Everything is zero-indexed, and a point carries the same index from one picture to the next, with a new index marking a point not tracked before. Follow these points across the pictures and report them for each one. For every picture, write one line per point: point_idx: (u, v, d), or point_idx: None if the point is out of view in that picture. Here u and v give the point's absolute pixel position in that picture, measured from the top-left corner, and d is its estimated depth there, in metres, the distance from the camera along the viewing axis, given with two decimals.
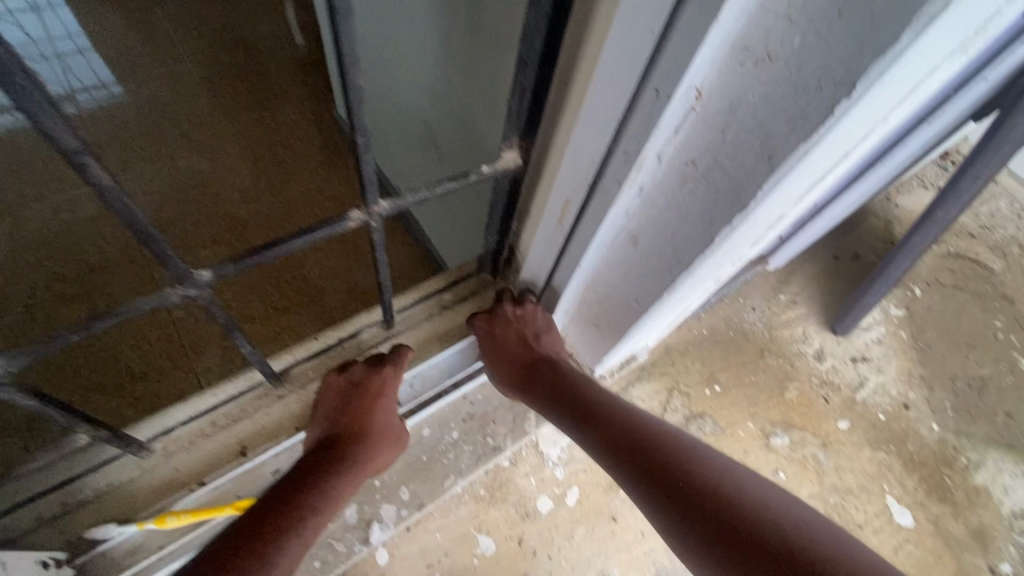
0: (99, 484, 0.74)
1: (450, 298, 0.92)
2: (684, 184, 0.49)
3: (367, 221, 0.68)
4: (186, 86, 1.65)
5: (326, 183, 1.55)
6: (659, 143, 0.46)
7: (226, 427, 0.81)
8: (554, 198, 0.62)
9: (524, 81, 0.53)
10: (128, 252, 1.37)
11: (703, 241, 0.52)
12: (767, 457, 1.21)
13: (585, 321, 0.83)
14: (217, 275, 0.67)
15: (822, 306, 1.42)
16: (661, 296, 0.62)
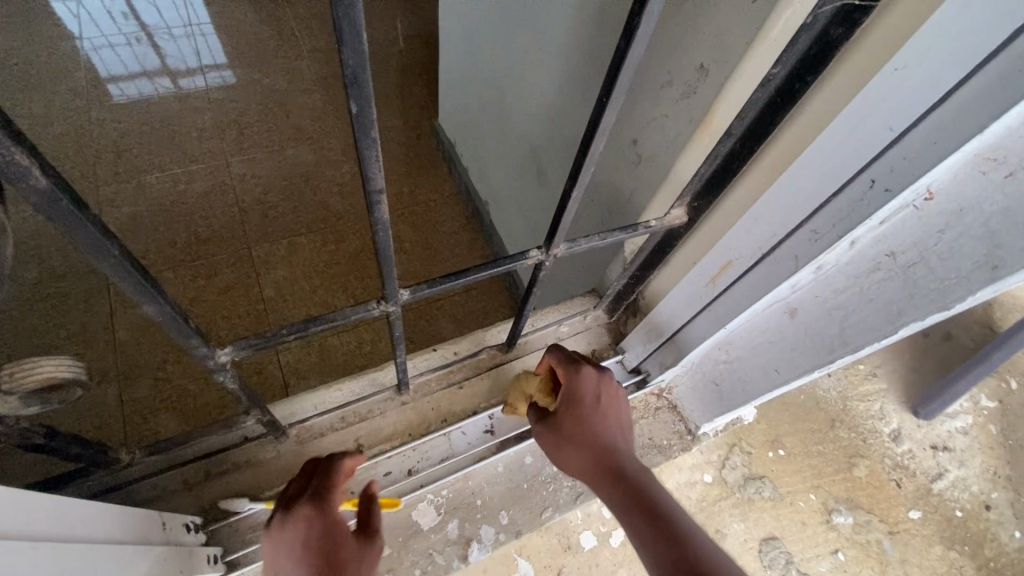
0: (236, 460, 0.71)
1: (567, 330, 0.85)
2: (875, 273, 0.51)
3: (544, 261, 0.64)
4: (303, 83, 1.77)
5: (420, 190, 1.61)
6: (863, 231, 0.48)
7: (356, 424, 0.76)
8: (709, 259, 0.62)
9: (720, 148, 0.53)
10: (232, 230, 1.46)
11: (885, 329, 0.52)
12: (827, 535, 1.14)
13: (701, 378, 0.79)
14: (413, 296, 0.61)
15: (904, 384, 1.34)
16: (810, 371, 0.62)
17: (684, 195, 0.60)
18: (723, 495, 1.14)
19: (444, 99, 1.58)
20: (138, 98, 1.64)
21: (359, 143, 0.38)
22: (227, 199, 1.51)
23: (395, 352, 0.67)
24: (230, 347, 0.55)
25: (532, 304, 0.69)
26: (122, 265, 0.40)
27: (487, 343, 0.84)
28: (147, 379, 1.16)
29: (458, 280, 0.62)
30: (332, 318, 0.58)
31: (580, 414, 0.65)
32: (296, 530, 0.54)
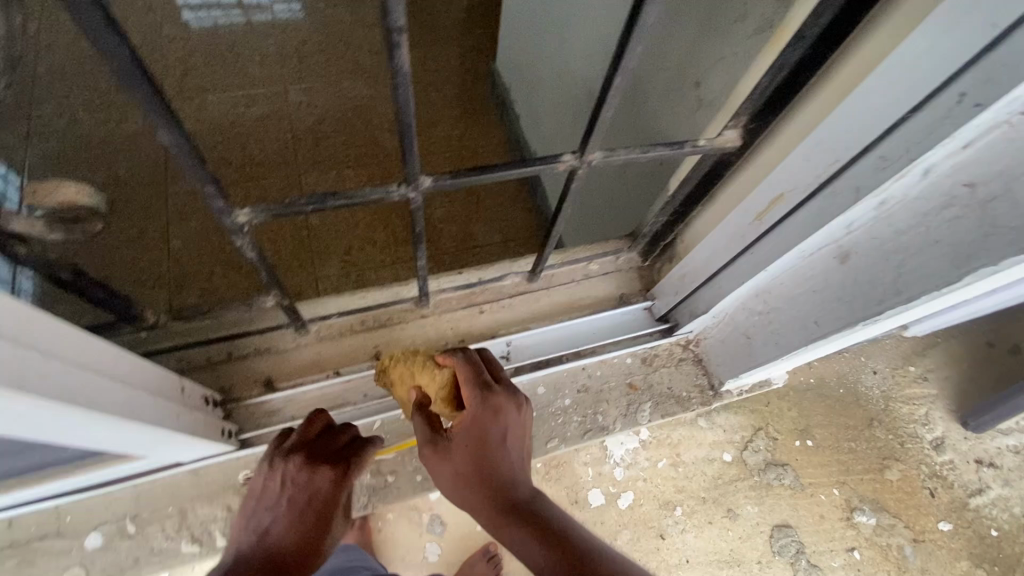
0: (259, 346, 0.74)
1: (596, 269, 0.83)
2: (946, 211, 0.46)
3: (576, 166, 0.62)
4: (366, 16, 1.75)
5: (469, 134, 1.59)
6: (938, 157, 0.44)
7: (374, 330, 0.78)
8: (760, 192, 0.58)
9: (789, 57, 0.49)
10: (284, 155, 1.49)
11: (945, 276, 0.47)
12: (846, 532, 1.10)
13: (733, 332, 0.77)
14: (433, 185, 0.64)
15: (956, 391, 1.24)
16: (851, 325, 0.58)
17: (740, 115, 0.56)
18: (741, 476, 1.11)
19: (503, 41, 1.53)
20: (207, 23, 1.66)
21: None
22: (283, 125, 1.53)
23: (419, 254, 0.68)
24: (256, 207, 0.61)
25: (560, 218, 0.68)
26: (132, 69, 0.42)
27: (513, 269, 0.81)
28: (196, 287, 1.23)
29: (476, 177, 0.63)
30: (352, 195, 0.62)
31: (478, 440, 0.59)
32: (306, 488, 0.60)
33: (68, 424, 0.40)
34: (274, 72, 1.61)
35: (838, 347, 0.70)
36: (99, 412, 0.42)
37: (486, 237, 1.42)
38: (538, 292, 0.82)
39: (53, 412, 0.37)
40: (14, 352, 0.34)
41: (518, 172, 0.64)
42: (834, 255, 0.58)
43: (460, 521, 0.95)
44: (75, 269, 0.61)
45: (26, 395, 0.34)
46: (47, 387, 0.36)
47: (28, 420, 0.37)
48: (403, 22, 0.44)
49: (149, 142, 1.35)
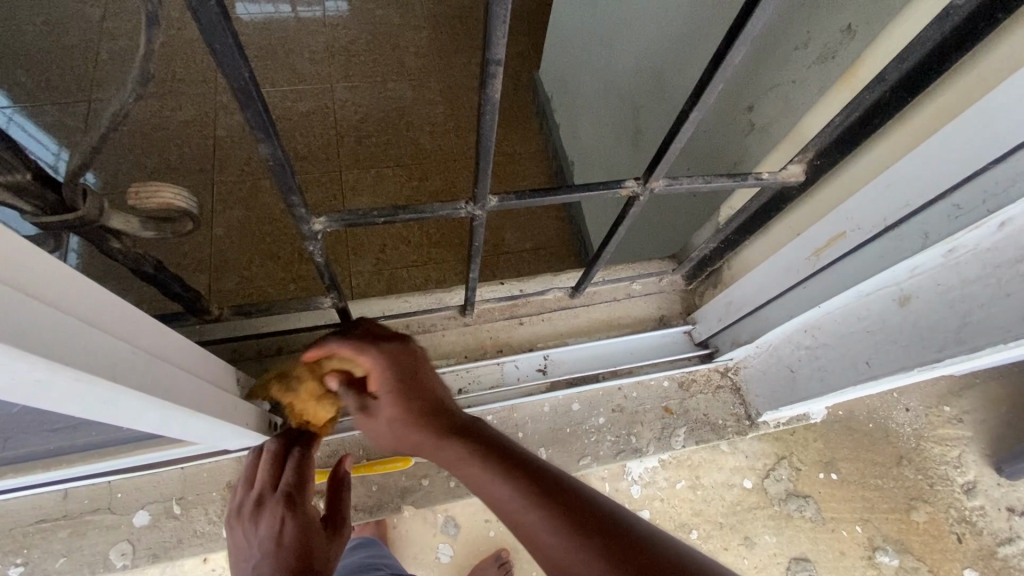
0: (307, 342, 0.76)
1: (638, 289, 0.83)
2: (1020, 264, 0.45)
3: (639, 194, 0.61)
4: (414, 19, 1.78)
5: (507, 141, 1.60)
6: (1018, 209, 0.43)
7: (418, 335, 0.79)
8: (820, 228, 0.57)
9: (867, 97, 0.48)
10: (327, 151, 1.52)
11: (1013, 329, 0.46)
12: (866, 571, 1.07)
13: (774, 364, 0.75)
14: (498, 205, 0.63)
15: (992, 435, 1.20)
16: (907, 369, 0.57)
17: (806, 149, 0.55)
18: (760, 504, 1.09)
19: (548, 49, 1.54)
20: (259, 18, 1.71)
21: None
22: (327, 121, 1.57)
23: (471, 267, 0.69)
24: (325, 219, 0.60)
25: (615, 241, 0.67)
26: (245, 91, 0.41)
27: (555, 285, 0.82)
28: (234, 274, 1.26)
29: (545, 199, 0.63)
30: (423, 211, 0.62)
31: (404, 394, 0.57)
32: (270, 531, 0.59)
33: (143, 410, 0.43)
34: (321, 68, 1.65)
35: (884, 389, 0.69)
36: (169, 400, 0.45)
37: (517, 245, 1.42)
38: (577, 308, 0.82)
39: (133, 398, 0.41)
40: (105, 341, 0.37)
41: (580, 197, 0.63)
42: (893, 297, 0.57)
43: (477, 527, 0.95)
44: (158, 263, 0.61)
45: (114, 384, 0.37)
46: (127, 376, 0.39)
47: (113, 404, 0.40)
48: (503, 54, 0.43)
49: (199, 130, 1.40)
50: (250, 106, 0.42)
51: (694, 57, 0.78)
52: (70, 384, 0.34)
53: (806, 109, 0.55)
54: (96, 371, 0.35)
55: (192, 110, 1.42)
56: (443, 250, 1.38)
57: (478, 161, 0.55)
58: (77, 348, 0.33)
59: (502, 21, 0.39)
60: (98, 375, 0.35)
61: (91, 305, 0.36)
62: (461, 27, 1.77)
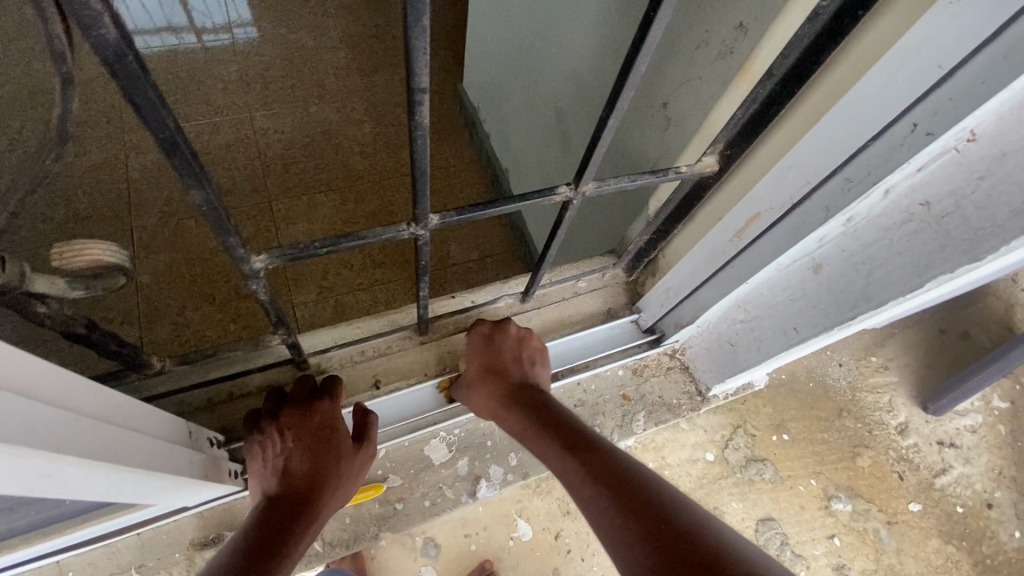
0: (259, 383, 0.73)
1: (584, 286, 0.86)
2: (907, 225, 0.50)
3: (572, 199, 0.63)
4: (329, 41, 1.75)
5: (440, 154, 1.61)
6: (898, 177, 0.48)
7: (375, 359, 0.78)
8: (739, 210, 0.62)
9: (761, 90, 0.53)
10: (254, 183, 1.47)
11: (909, 283, 0.52)
12: (825, 520, 1.15)
13: (715, 339, 0.80)
14: (440, 223, 0.63)
15: (917, 378, 1.32)
16: (829, 329, 0.62)
17: (716, 142, 0.59)
18: (723, 474, 1.15)
19: (470, 62, 1.56)
20: (162, 50, 1.64)
21: (409, 27, 0.39)
22: (250, 152, 1.52)
23: (419, 286, 0.69)
24: (265, 255, 0.58)
25: (556, 246, 0.69)
26: (169, 143, 0.40)
27: (504, 292, 0.83)
28: (168, 322, 1.19)
29: (486, 211, 0.64)
30: (365, 237, 0.61)
31: (495, 377, 0.74)
32: (309, 428, 0.67)
33: (86, 478, 0.40)
34: (237, 97, 1.60)
35: (812, 351, 0.75)
36: (116, 461, 0.42)
37: (462, 257, 1.43)
38: (529, 312, 0.84)
39: (75, 467, 0.38)
40: (38, 411, 0.34)
41: (518, 207, 0.65)
42: (807, 266, 0.61)
43: (456, 543, 0.95)
44: (90, 322, 0.57)
45: (60, 455, 0.35)
46: (74, 444, 0.37)
47: (54, 476, 0.37)
48: (428, 82, 0.44)
49: (110, 175, 1.32)
50: (177, 155, 0.41)
51: (609, 61, 0.83)
52: (9, 463, 0.32)
53: (713, 103, 0.59)
54: (36, 444, 0.33)
55: (99, 154, 1.34)
56: (388, 270, 1.36)
57: (414, 183, 0.55)
58: (13, 424, 0.31)
59: (424, 52, 0.41)
60: (39, 447, 0.33)
61: (26, 375, 0.34)
62: (380, 45, 1.77)
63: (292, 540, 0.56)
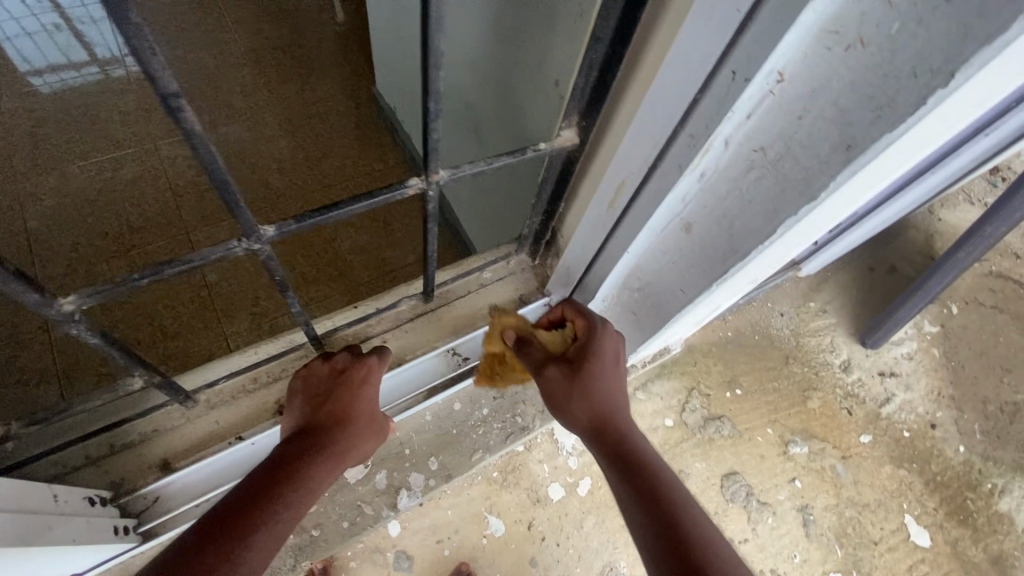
0: (145, 430, 0.69)
1: (491, 276, 0.85)
2: (750, 172, 0.47)
3: (426, 189, 0.62)
4: (232, 57, 1.68)
5: (364, 160, 1.57)
6: (730, 127, 0.44)
7: (272, 383, 0.75)
8: (608, 178, 0.60)
9: (594, 57, 0.52)
10: (167, 214, 1.39)
11: (763, 231, 0.49)
12: (785, 465, 1.18)
13: (619, 312, 0.78)
14: (281, 233, 0.60)
15: (852, 316, 1.38)
16: (709, 288, 0.59)
17: (570, 114, 0.59)
18: (684, 437, 1.17)
19: (380, 63, 1.53)
20: (58, 87, 1.54)
21: (122, 31, 0.37)
22: (159, 183, 1.43)
23: (287, 300, 0.66)
24: (74, 296, 0.51)
25: (430, 239, 0.68)
26: None
27: (407, 294, 0.82)
28: (90, 374, 1.11)
29: (327, 215, 0.60)
30: (189, 259, 0.55)
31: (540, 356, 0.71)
32: (358, 387, 0.67)
33: None
34: (138, 126, 1.51)
35: (713, 308, 0.73)
36: None
37: (399, 260, 1.40)
38: (437, 309, 0.83)
39: None
40: None
41: (373, 205, 0.63)
42: (678, 226, 0.58)
43: (428, 551, 0.91)
44: None
45: None
46: None
47: None
48: (178, 86, 0.42)
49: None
50: None
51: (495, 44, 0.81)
52: None
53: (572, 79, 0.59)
54: None
55: None
56: (322, 287, 1.33)
57: (222, 193, 0.52)
58: None
59: (152, 53, 0.39)
60: None
61: None
62: (285, 54, 1.71)
63: (301, 482, 0.56)
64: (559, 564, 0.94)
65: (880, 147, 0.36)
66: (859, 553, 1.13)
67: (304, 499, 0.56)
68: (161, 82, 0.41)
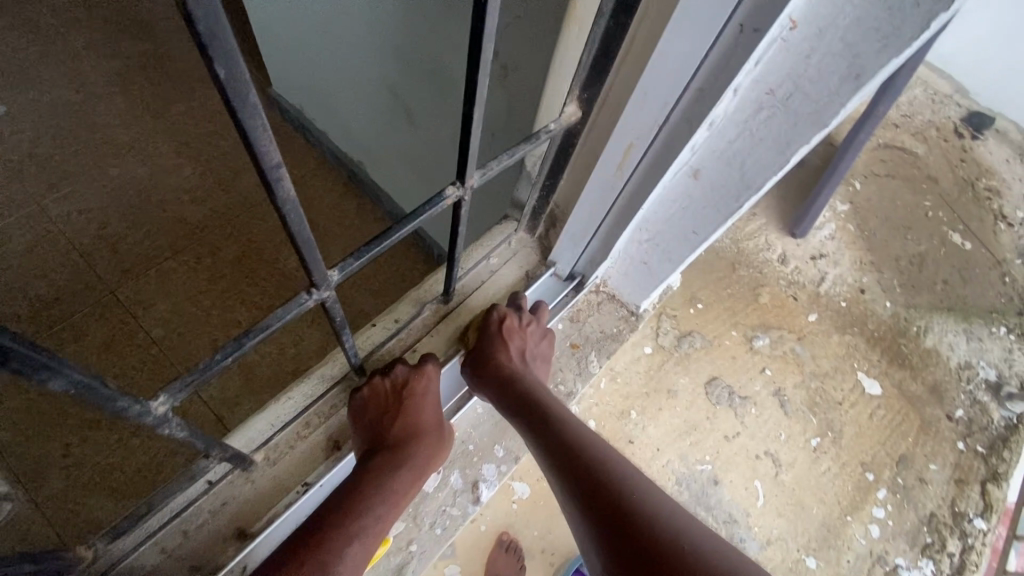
0: (213, 506, 0.60)
1: (497, 262, 0.81)
2: (758, 114, 0.50)
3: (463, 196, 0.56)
4: (97, 89, 1.49)
5: (285, 169, 1.47)
6: (741, 78, 0.46)
7: (325, 424, 0.68)
8: (613, 144, 0.58)
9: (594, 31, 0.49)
10: (83, 277, 1.25)
11: (776, 163, 0.52)
12: (753, 358, 1.31)
13: (629, 263, 0.81)
14: (344, 273, 0.52)
15: (779, 213, 1.51)
16: (723, 223, 0.63)
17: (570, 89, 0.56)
18: (665, 359, 1.26)
19: (273, 63, 1.41)
20: None
21: (234, 106, 0.30)
22: (60, 247, 1.28)
23: (343, 338, 0.60)
24: (164, 393, 0.44)
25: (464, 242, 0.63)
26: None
27: (425, 299, 0.76)
28: (56, 469, 1.00)
29: (385, 244, 0.54)
30: (266, 325, 0.49)
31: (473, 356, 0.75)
32: (417, 403, 0.69)
33: None
34: (11, 189, 1.32)
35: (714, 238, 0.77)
36: None
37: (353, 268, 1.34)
38: (460, 308, 0.78)
39: None
40: None
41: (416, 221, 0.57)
42: (685, 176, 0.60)
43: (467, 532, 0.95)
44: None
45: None
46: None
47: None
48: (280, 155, 0.35)
49: None
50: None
51: (436, 32, 0.80)
52: None
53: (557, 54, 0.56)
54: None
55: None
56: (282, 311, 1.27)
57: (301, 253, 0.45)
58: None
59: (265, 129, 0.32)
60: None
61: None
62: (155, 72, 1.54)
63: (369, 509, 0.60)
64: None
65: (886, 69, 0.41)
66: (830, 416, 1.29)
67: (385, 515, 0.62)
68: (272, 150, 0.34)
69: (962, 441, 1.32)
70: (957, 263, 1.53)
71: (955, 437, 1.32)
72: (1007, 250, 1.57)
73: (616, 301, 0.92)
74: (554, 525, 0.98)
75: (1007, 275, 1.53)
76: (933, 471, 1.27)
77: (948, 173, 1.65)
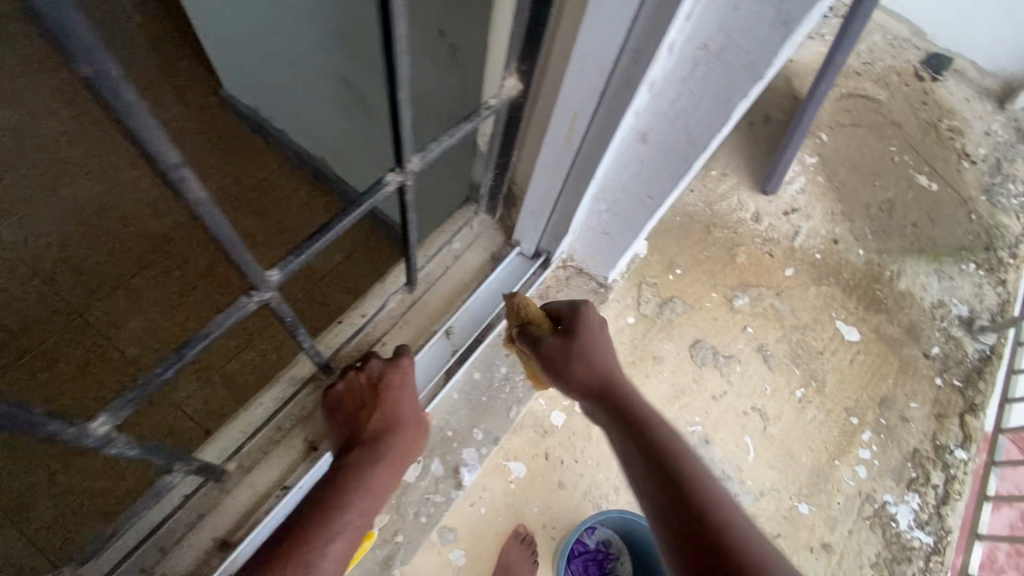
0: (190, 519, 0.60)
1: (460, 245, 0.80)
2: (696, 70, 0.49)
3: (405, 180, 0.56)
4: (39, 107, 1.43)
5: (245, 172, 1.43)
6: (675, 34, 0.45)
7: (298, 426, 0.68)
8: (558, 115, 0.57)
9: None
10: (49, 303, 1.22)
11: (719, 119, 0.52)
12: (734, 318, 1.32)
13: (591, 234, 0.80)
14: (285, 271, 0.52)
15: (750, 171, 1.51)
16: (676, 184, 0.63)
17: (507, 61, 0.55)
18: (648, 327, 1.27)
19: (220, 64, 1.36)
20: None
21: (115, 110, 0.29)
22: (21, 274, 1.24)
23: (298, 338, 0.60)
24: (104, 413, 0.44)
25: (414, 227, 0.63)
26: None
27: (389, 291, 0.75)
28: (42, 499, 0.99)
29: (328, 233, 0.54)
30: (208, 331, 0.49)
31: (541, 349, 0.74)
32: (396, 394, 0.68)
33: None
34: None
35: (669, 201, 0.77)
36: None
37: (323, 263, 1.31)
38: (425, 296, 0.78)
39: None
40: None
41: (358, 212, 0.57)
42: (633, 140, 0.59)
43: (466, 514, 0.96)
44: None
45: None
46: None
47: None
48: (180, 155, 0.35)
49: None
50: None
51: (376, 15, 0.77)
52: None
53: (486, 28, 0.55)
54: None
55: None
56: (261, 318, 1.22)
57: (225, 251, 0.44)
58: None
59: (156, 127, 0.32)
60: None
61: None
62: None
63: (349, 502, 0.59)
64: (583, 475, 1.02)
65: (811, 14, 0.41)
66: (812, 366, 1.31)
67: (370, 507, 0.62)
68: (167, 154, 0.34)
69: (939, 377, 1.36)
70: (925, 205, 1.55)
71: (932, 374, 1.36)
72: (971, 188, 1.60)
73: (582, 273, 0.93)
74: (552, 500, 1.00)
75: (972, 212, 1.57)
76: (914, 408, 1.31)
77: (910, 117, 1.67)
